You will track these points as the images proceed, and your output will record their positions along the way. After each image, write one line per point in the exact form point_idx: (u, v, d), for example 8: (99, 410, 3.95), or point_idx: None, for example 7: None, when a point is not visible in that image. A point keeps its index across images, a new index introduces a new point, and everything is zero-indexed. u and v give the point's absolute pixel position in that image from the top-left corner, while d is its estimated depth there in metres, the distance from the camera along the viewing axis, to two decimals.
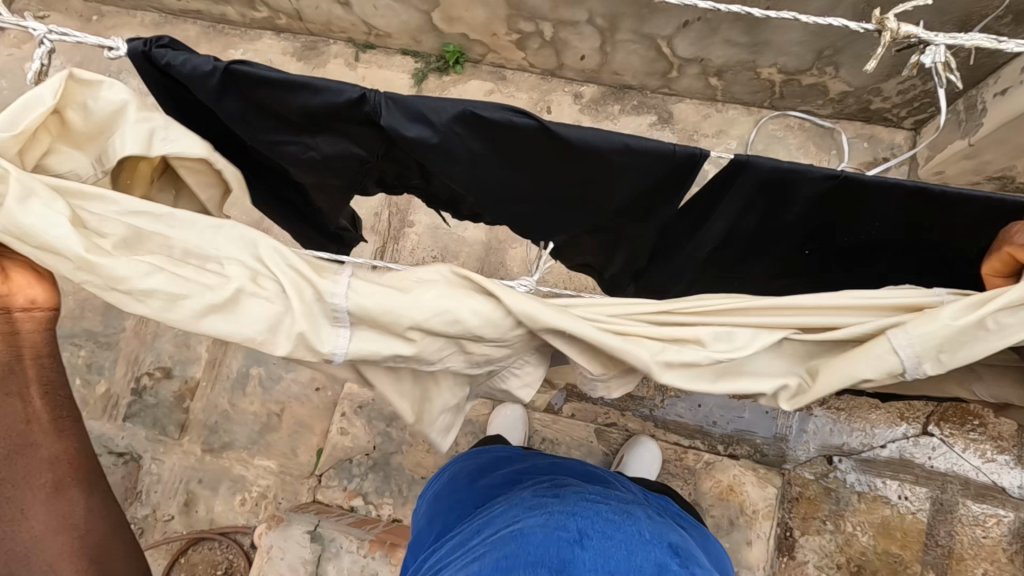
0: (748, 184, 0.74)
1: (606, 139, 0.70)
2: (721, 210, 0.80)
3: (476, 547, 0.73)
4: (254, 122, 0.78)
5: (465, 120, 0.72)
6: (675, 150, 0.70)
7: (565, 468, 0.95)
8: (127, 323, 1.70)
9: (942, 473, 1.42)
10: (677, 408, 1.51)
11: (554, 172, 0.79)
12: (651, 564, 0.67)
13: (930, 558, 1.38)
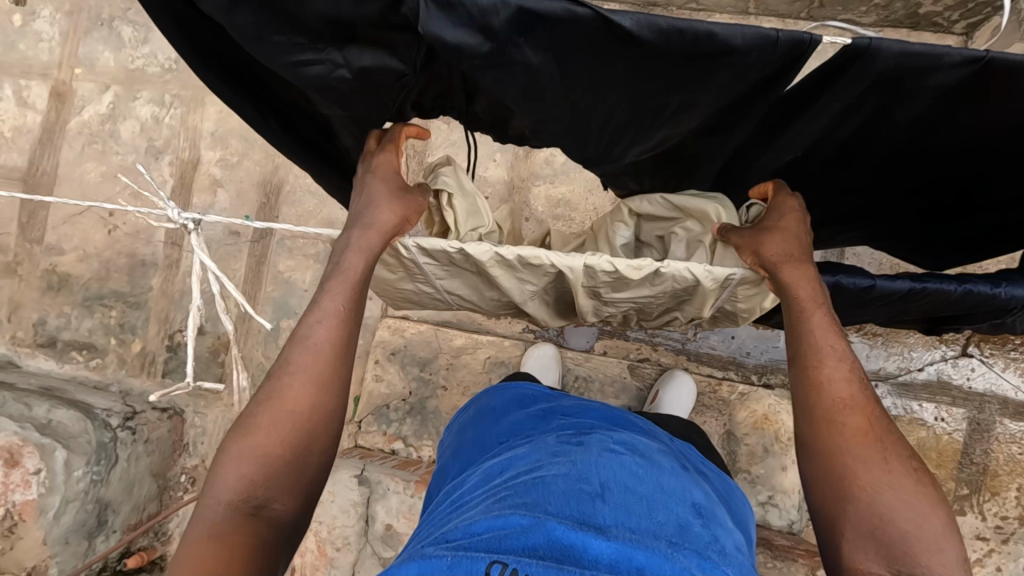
0: (868, 74, 0.73)
1: (683, 27, 0.70)
2: (832, 105, 0.79)
3: (496, 489, 0.71)
4: (271, 38, 0.73)
5: (517, 22, 0.70)
6: (777, 35, 0.69)
7: (592, 412, 0.92)
8: (153, 282, 1.70)
9: (980, 394, 1.42)
10: (710, 340, 1.50)
11: (622, 73, 0.77)
12: (674, 523, 0.65)
13: (965, 475, 1.40)
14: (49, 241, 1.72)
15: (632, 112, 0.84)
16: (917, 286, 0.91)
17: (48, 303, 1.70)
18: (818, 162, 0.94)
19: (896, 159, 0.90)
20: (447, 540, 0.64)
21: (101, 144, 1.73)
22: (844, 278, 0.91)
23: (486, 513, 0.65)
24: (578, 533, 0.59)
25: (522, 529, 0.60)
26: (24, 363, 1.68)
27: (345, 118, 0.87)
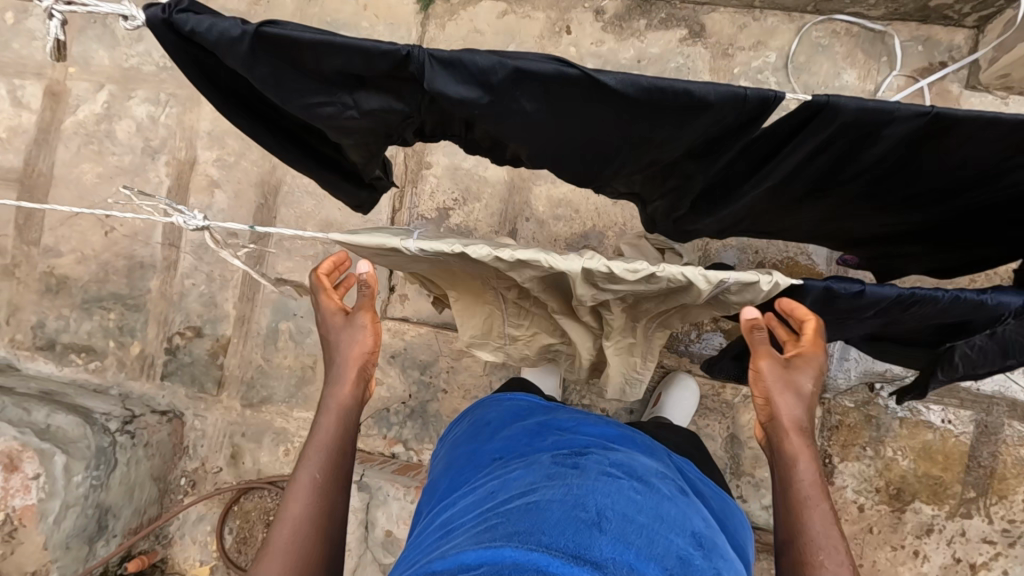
0: (830, 127, 0.75)
1: (664, 85, 0.71)
2: (797, 158, 0.81)
3: (487, 514, 0.70)
4: (287, 86, 0.75)
5: (515, 78, 0.73)
6: (746, 92, 0.71)
7: (587, 428, 0.91)
8: (151, 284, 1.68)
9: (989, 396, 1.40)
10: (714, 342, 1.46)
11: (602, 123, 0.79)
12: (673, 556, 0.64)
13: (972, 478, 1.39)
14: (47, 243, 1.71)
15: (619, 155, 0.85)
16: (910, 291, 0.87)
17: (46, 306, 1.69)
18: (790, 207, 0.95)
19: (867, 201, 0.92)
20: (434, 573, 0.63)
21: (97, 144, 1.71)
22: (839, 286, 0.87)
23: (476, 543, 0.64)
24: (574, 568, 0.58)
25: (512, 564, 0.59)
26: (24, 366, 1.68)
27: (359, 152, 0.87)
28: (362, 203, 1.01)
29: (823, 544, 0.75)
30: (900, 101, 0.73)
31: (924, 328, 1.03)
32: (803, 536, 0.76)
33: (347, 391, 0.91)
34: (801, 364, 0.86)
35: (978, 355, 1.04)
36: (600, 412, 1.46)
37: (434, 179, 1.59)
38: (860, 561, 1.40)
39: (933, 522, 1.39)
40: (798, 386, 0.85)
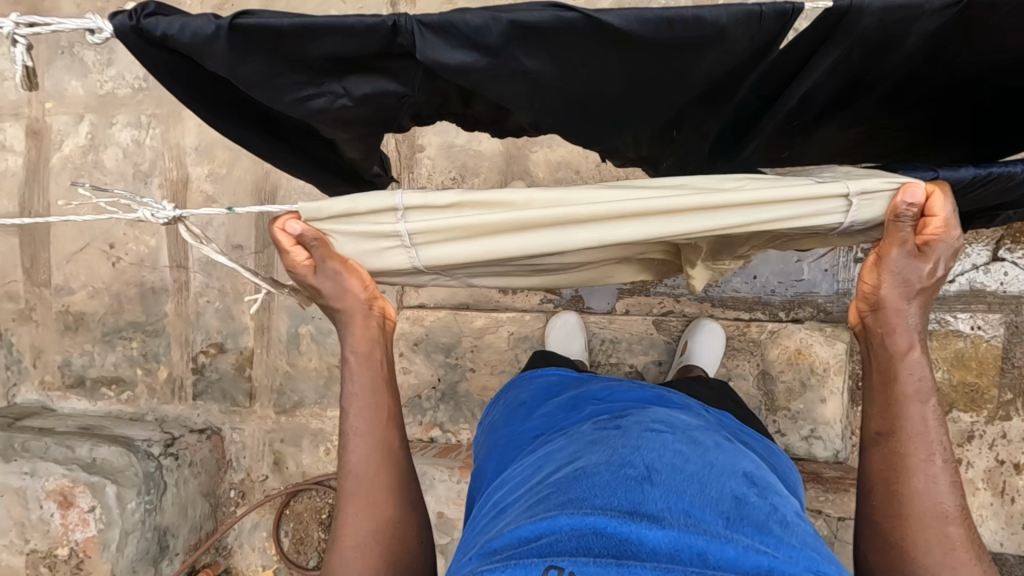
0: (852, 35, 0.69)
1: (671, 17, 0.66)
2: (823, 71, 0.74)
3: (537, 488, 0.71)
4: (272, 79, 0.69)
5: (512, 34, 0.67)
6: (761, 9, 0.65)
7: (618, 393, 0.92)
8: (166, 308, 1.69)
9: (1017, 295, 1.38)
10: (733, 283, 1.47)
11: (606, 70, 0.73)
12: (728, 498, 0.65)
13: (1008, 380, 1.38)
14: (57, 282, 1.72)
15: (628, 99, 0.79)
16: (983, 172, 0.74)
17: (69, 344, 1.72)
18: (812, 130, 0.89)
19: (896, 112, 0.86)
20: (494, 552, 0.64)
21: (87, 176, 1.69)
22: (901, 174, 0.75)
23: (530, 516, 0.65)
24: (630, 527, 0.60)
25: (569, 534, 0.61)
26: (59, 405, 1.72)
27: (347, 144, 0.82)
28: None
29: (930, 442, 0.73)
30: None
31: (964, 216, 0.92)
32: (912, 432, 0.73)
33: (362, 327, 0.84)
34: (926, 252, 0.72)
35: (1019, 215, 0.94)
36: (629, 367, 1.46)
37: (428, 161, 1.57)
38: None
39: (974, 428, 1.39)
40: (912, 275, 0.73)
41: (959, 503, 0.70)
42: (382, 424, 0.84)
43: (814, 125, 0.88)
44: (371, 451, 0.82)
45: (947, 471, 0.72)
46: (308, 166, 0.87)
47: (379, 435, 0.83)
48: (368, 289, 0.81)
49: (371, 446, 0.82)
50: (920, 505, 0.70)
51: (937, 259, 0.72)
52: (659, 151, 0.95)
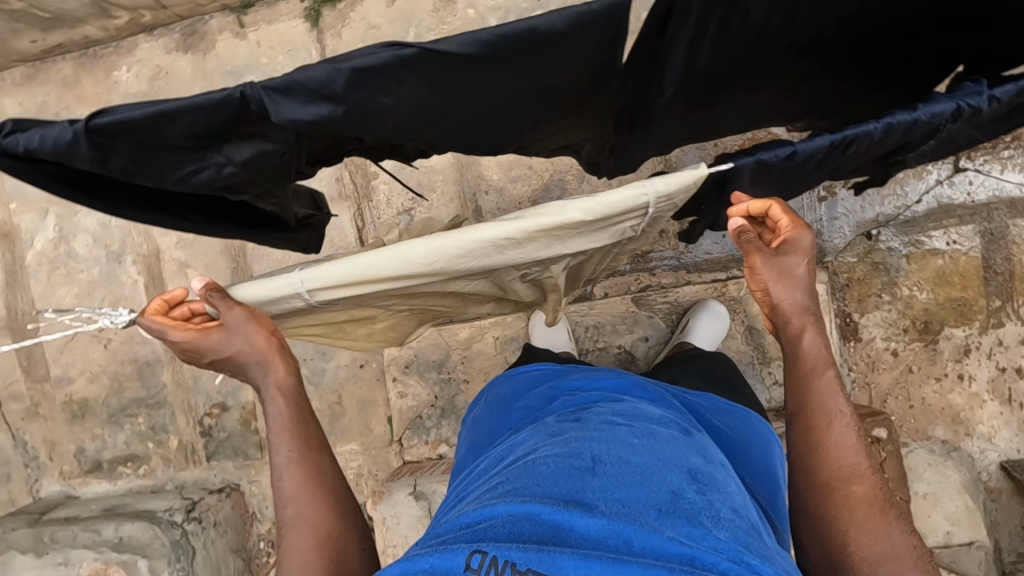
0: (709, 19, 0.59)
1: (497, 40, 0.55)
2: (691, 54, 0.63)
3: (494, 478, 0.75)
4: (149, 165, 0.64)
5: (357, 80, 0.57)
6: (593, 9, 0.54)
7: (595, 380, 0.95)
8: (164, 378, 1.72)
9: (986, 203, 1.37)
10: (704, 246, 1.47)
11: (448, 100, 0.62)
12: (665, 493, 0.68)
13: (993, 288, 1.37)
14: (56, 375, 1.75)
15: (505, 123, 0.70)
16: (836, 137, 0.74)
17: (79, 432, 1.75)
18: (728, 107, 0.79)
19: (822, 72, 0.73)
20: (440, 535, 0.68)
21: (63, 267, 1.73)
22: (762, 153, 0.76)
23: (478, 504, 0.70)
24: (562, 514, 0.63)
25: (506, 518, 0.64)
26: (81, 492, 1.76)
27: (261, 198, 0.78)
28: (308, 243, 1.02)
29: (829, 410, 0.78)
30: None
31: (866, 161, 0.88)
32: (814, 412, 0.79)
33: (280, 372, 0.83)
34: (789, 248, 0.79)
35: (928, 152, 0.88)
36: (618, 348, 1.45)
37: (385, 187, 1.58)
38: (910, 402, 1.41)
39: (969, 341, 1.39)
40: (790, 271, 0.81)
41: (868, 461, 0.76)
42: (312, 449, 0.83)
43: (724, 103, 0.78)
44: (304, 480, 0.81)
45: (850, 432, 0.77)
46: (231, 225, 0.86)
47: (309, 464, 0.82)
48: (272, 334, 0.82)
49: (302, 477, 0.81)
50: (832, 469, 0.76)
51: (804, 253, 0.80)
52: (598, 148, 0.85)
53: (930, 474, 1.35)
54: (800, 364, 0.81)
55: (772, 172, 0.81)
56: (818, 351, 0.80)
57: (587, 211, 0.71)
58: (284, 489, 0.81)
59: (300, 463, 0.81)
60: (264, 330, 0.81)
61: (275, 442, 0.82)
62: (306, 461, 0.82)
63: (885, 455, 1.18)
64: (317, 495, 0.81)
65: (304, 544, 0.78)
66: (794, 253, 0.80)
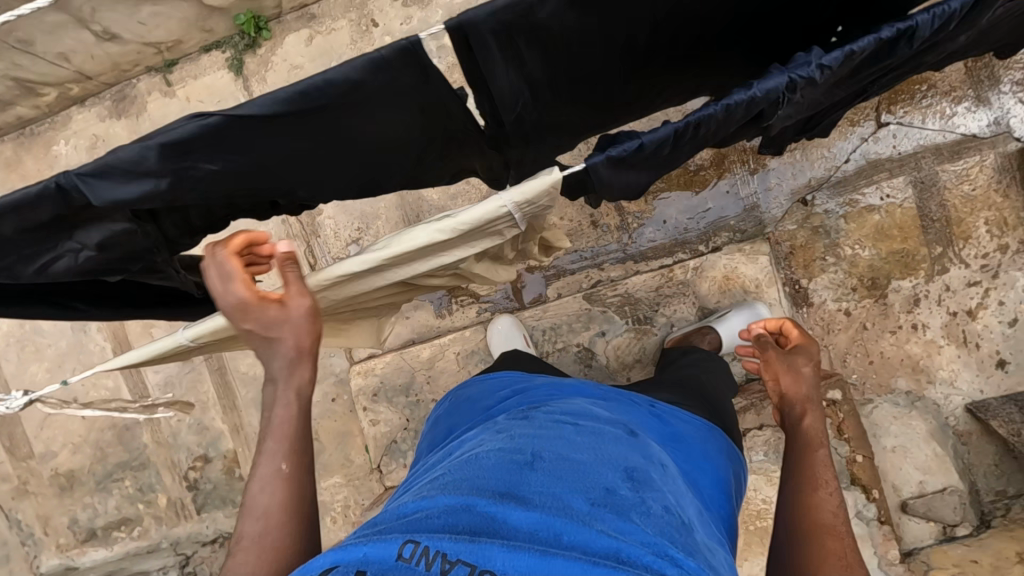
0: (500, 46, 0.64)
1: (297, 94, 0.62)
2: (511, 74, 0.68)
3: (438, 472, 0.75)
4: (12, 263, 0.71)
5: (174, 151, 0.63)
6: (380, 54, 0.60)
7: (549, 391, 0.96)
8: (144, 439, 1.74)
9: (912, 153, 1.38)
10: (647, 234, 1.49)
11: (289, 149, 0.69)
12: (600, 488, 0.69)
13: (932, 235, 1.39)
14: (39, 450, 1.77)
15: (356, 163, 0.76)
16: (692, 119, 0.63)
17: (70, 503, 1.77)
18: (588, 110, 0.84)
19: (656, 57, 0.77)
20: (377, 523, 0.67)
21: (31, 343, 1.75)
22: (615, 151, 0.64)
23: (418, 495, 0.69)
24: (496, 505, 0.64)
25: (442, 509, 0.64)
26: (80, 562, 1.78)
27: (145, 274, 0.83)
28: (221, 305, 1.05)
29: (818, 476, 0.77)
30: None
31: (741, 132, 0.78)
32: (801, 470, 0.78)
33: (298, 383, 0.73)
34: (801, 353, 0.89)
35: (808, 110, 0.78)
36: (577, 347, 1.47)
37: (330, 221, 1.60)
38: (870, 357, 1.43)
39: (917, 291, 1.40)
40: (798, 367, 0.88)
41: (844, 527, 0.72)
42: (302, 468, 0.70)
43: (581, 105, 0.82)
44: (277, 503, 0.68)
45: (830, 499, 0.74)
46: (129, 303, 0.93)
47: (291, 484, 0.69)
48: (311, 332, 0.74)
49: (279, 497, 0.68)
50: (804, 521, 0.73)
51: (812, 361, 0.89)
52: (491, 171, 0.87)
53: (896, 427, 1.36)
54: (797, 430, 0.83)
55: (637, 167, 0.69)
56: (813, 424, 0.83)
57: (444, 230, 0.74)
58: (252, 507, 0.68)
59: (278, 485, 0.68)
60: (308, 328, 0.74)
61: (265, 449, 0.70)
62: (282, 488, 0.69)
63: (842, 416, 1.21)
64: (282, 526, 0.67)
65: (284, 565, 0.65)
66: (801, 355, 0.89)
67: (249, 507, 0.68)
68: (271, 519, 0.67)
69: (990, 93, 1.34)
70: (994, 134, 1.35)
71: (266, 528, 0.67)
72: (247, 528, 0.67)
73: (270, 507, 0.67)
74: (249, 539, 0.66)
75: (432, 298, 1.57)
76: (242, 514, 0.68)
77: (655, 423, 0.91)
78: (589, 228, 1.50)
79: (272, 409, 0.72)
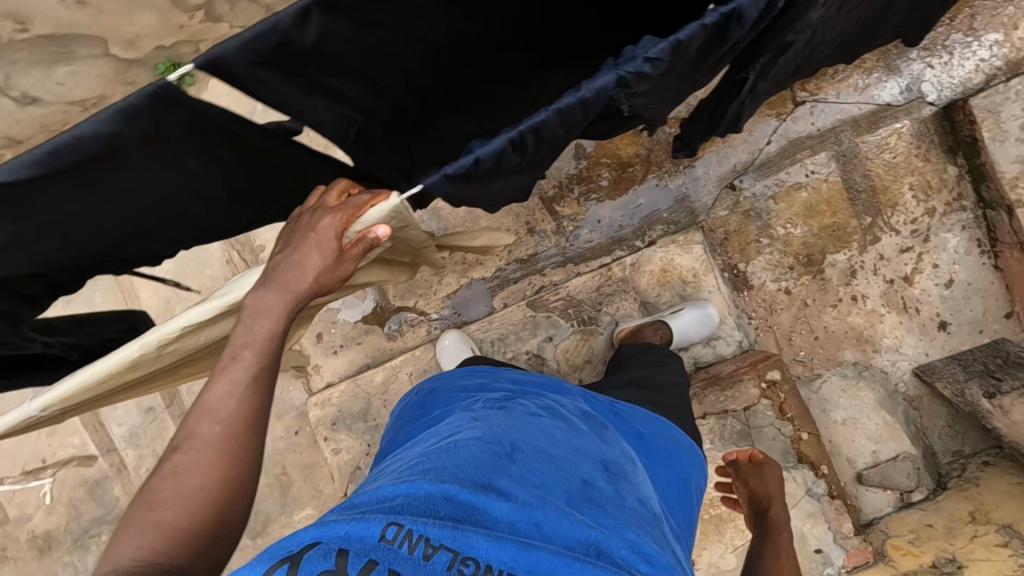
0: (278, 76, 0.60)
1: (45, 161, 0.57)
2: (312, 96, 0.66)
3: (410, 459, 0.75)
4: None
5: None
6: (131, 103, 0.57)
7: (520, 385, 0.98)
8: (117, 491, 1.74)
9: (831, 127, 1.40)
10: (584, 235, 1.50)
11: (82, 198, 0.66)
12: (577, 483, 0.72)
13: (860, 206, 1.40)
14: (14, 515, 1.77)
15: (169, 197, 0.74)
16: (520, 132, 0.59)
17: (49, 564, 1.78)
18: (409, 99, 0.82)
19: (455, 27, 0.76)
20: (352, 506, 0.65)
21: None
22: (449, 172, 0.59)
23: (392, 480, 0.69)
24: (478, 495, 0.65)
25: (423, 495, 0.64)
26: None
27: None
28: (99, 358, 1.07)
29: (779, 554, 0.91)
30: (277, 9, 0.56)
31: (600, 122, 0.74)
32: (768, 550, 0.92)
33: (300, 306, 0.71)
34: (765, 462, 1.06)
35: (674, 97, 0.73)
36: (527, 354, 1.48)
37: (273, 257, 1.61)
38: (815, 333, 1.43)
39: (853, 263, 1.41)
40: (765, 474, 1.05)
41: None
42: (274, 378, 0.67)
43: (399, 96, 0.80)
44: (242, 413, 0.63)
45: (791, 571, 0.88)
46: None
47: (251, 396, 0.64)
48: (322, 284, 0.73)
49: (246, 402, 0.64)
50: None
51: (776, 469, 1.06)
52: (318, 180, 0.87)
53: (845, 400, 1.38)
54: (766, 521, 0.98)
55: (485, 180, 0.65)
56: (779, 515, 0.98)
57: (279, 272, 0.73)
58: (215, 404, 0.63)
59: (243, 390, 0.64)
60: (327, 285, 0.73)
61: (238, 358, 0.65)
62: (258, 396, 0.65)
63: (784, 396, 1.21)
64: (233, 443, 0.62)
65: (176, 514, 0.58)
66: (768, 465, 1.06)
67: (204, 401, 0.63)
68: (234, 423, 0.63)
69: (899, 61, 1.36)
70: (909, 101, 1.37)
71: (231, 425, 0.63)
72: (201, 426, 0.62)
73: (236, 407, 0.63)
74: (206, 433, 0.62)
75: (388, 325, 1.58)
76: (196, 404, 0.63)
77: (620, 418, 0.94)
78: (526, 234, 1.51)
79: (254, 316, 0.68)
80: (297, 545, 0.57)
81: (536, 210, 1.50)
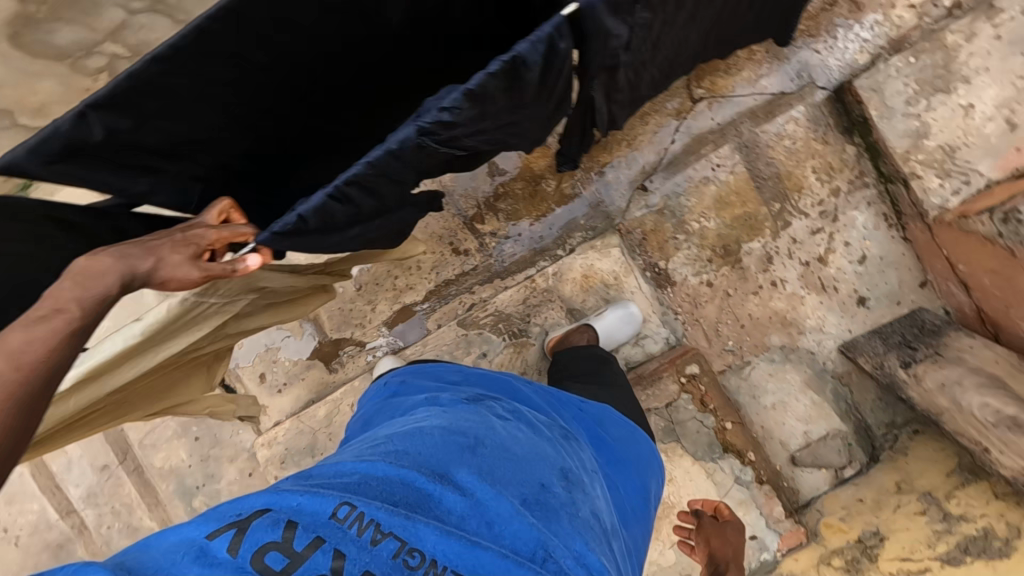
0: (77, 166, 0.77)
1: None
2: (127, 173, 0.83)
3: (373, 441, 0.73)
4: None
5: None
6: None
7: (494, 381, 0.97)
8: (79, 553, 1.74)
9: (730, 121, 1.44)
10: (507, 249, 1.52)
11: None
12: (535, 484, 0.69)
13: (768, 194, 1.43)
14: None
15: None
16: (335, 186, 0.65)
17: None
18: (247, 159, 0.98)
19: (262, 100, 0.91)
20: (309, 477, 0.64)
21: None
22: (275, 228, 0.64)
23: (355, 457, 0.67)
24: (434, 486, 0.63)
25: (380, 477, 0.62)
26: None
27: None
28: None
29: None
30: (58, 118, 0.73)
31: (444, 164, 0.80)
32: None
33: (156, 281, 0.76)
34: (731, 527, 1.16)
35: (509, 129, 0.77)
36: None
37: None
38: (740, 322, 1.45)
39: (768, 249, 1.44)
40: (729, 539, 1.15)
41: None
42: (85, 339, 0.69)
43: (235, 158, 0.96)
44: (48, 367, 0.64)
45: None
46: None
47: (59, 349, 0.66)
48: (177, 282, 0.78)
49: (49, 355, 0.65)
50: None
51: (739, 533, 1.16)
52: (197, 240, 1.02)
53: (772, 384, 1.41)
54: None
55: (326, 229, 0.70)
56: None
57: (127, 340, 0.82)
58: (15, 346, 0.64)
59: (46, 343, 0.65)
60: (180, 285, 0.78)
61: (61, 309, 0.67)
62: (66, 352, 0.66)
63: (703, 387, 1.32)
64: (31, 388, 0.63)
65: None
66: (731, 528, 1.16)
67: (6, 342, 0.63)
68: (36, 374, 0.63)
69: (786, 50, 1.40)
70: (800, 88, 1.41)
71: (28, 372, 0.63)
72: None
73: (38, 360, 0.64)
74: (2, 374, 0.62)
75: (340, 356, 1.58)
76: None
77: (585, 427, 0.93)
78: (451, 254, 1.52)
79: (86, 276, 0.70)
80: (246, 509, 0.55)
81: (458, 229, 1.52)
